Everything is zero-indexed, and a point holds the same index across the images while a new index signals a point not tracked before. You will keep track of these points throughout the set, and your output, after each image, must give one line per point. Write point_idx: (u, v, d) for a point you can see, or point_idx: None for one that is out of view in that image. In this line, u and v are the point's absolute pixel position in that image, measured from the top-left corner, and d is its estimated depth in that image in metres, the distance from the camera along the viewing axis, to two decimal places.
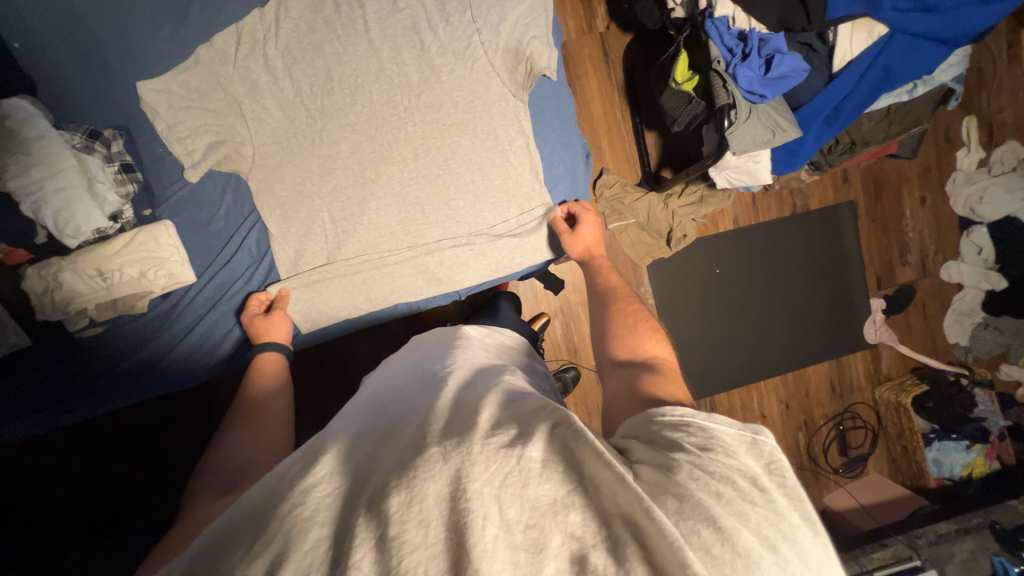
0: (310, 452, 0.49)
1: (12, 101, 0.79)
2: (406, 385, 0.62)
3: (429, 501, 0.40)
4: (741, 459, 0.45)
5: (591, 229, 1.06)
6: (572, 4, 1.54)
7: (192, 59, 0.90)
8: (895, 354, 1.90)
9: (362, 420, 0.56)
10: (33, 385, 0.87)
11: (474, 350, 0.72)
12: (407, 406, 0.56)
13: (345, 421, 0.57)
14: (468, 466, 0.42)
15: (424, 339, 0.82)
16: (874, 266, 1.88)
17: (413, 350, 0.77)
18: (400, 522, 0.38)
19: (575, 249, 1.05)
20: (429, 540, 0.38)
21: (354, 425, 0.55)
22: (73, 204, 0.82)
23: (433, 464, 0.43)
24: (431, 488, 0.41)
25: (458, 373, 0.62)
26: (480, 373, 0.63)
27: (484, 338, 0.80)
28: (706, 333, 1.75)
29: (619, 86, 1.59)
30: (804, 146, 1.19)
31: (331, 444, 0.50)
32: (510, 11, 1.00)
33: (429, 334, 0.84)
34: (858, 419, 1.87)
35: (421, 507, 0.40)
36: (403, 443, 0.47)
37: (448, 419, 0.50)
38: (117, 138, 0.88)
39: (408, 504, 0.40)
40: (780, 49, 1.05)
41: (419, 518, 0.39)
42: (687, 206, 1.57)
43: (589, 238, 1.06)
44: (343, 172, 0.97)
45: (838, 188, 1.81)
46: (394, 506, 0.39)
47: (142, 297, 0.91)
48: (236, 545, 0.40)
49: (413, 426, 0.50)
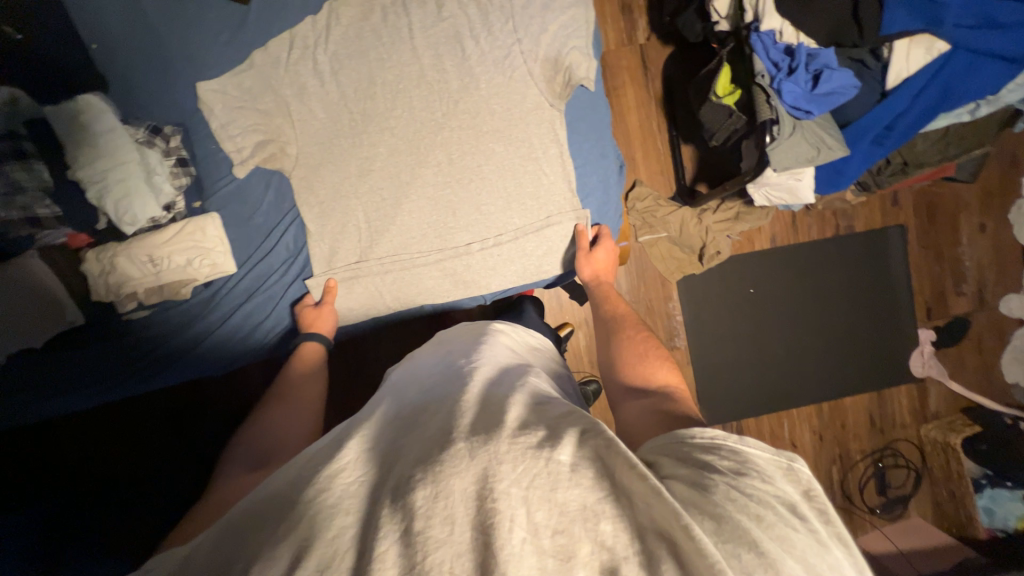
0: (337, 438, 0.51)
1: (85, 97, 0.84)
2: (431, 377, 0.63)
3: (455, 498, 0.40)
4: (777, 485, 0.43)
5: (605, 254, 1.08)
6: (612, 16, 1.54)
7: (247, 62, 0.95)
8: (945, 391, 1.77)
9: (387, 409, 0.57)
10: (82, 361, 0.93)
11: (499, 346, 0.72)
12: (433, 396, 0.56)
13: (371, 409, 0.58)
14: (495, 466, 0.42)
15: (449, 333, 0.83)
16: (925, 294, 1.77)
17: (439, 343, 0.79)
18: (425, 516, 0.39)
19: (585, 271, 1.07)
20: (454, 538, 0.38)
21: (379, 413, 0.56)
22: (131, 195, 0.87)
23: (459, 460, 0.43)
24: (456, 484, 0.41)
25: (484, 369, 0.62)
26: (506, 370, 0.63)
27: (510, 334, 0.80)
28: (736, 354, 1.69)
29: (657, 98, 1.58)
30: (850, 165, 1.14)
31: (357, 430, 0.51)
32: (551, 23, 1.01)
33: (453, 329, 0.85)
34: (899, 457, 1.75)
35: (447, 504, 0.40)
36: (428, 434, 0.48)
37: (475, 415, 0.50)
38: (176, 134, 0.94)
39: (433, 499, 0.40)
40: (830, 65, 1.01)
41: (444, 514, 0.39)
42: (723, 222, 1.53)
43: (603, 262, 1.08)
44: (380, 174, 1.00)
45: (887, 211, 1.72)
46: (419, 501, 0.40)
47: (186, 284, 0.95)
48: (263, 527, 0.42)
49: (438, 417, 0.51)
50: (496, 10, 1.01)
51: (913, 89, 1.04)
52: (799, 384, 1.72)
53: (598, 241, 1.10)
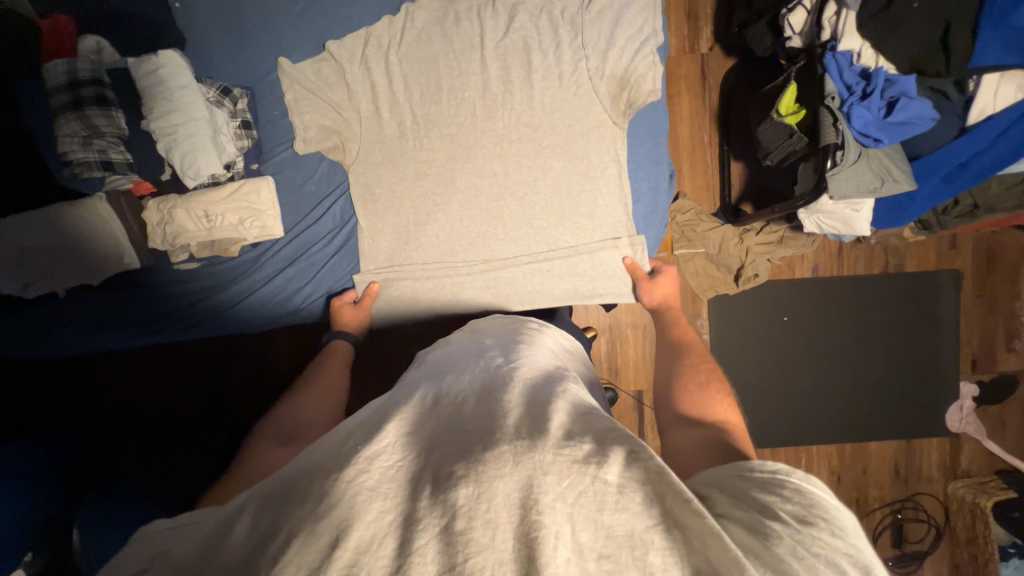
0: (375, 419, 0.53)
1: (166, 53, 0.88)
2: (469, 367, 0.65)
3: (498, 502, 0.42)
4: (843, 544, 0.42)
5: (668, 282, 1.06)
6: (677, 20, 1.50)
7: (324, 52, 0.99)
8: (979, 449, 1.68)
9: (424, 393, 0.59)
10: (130, 304, 0.98)
11: (532, 345, 0.73)
12: (472, 389, 0.58)
13: (407, 391, 0.60)
14: (540, 476, 0.44)
15: (484, 326, 0.85)
16: (972, 346, 1.68)
17: (474, 335, 0.80)
18: (468, 517, 0.41)
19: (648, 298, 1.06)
20: (495, 545, 0.40)
21: (416, 396, 0.58)
22: (196, 150, 0.89)
23: (504, 463, 0.44)
24: (500, 488, 0.43)
25: (524, 369, 0.63)
26: (542, 372, 0.64)
27: (542, 335, 0.81)
28: (761, 382, 1.64)
29: (712, 110, 1.54)
30: (914, 201, 1.09)
31: (396, 413, 0.53)
32: (619, 35, 1.00)
33: (488, 322, 0.88)
34: (920, 511, 1.67)
35: (489, 507, 0.42)
36: (468, 429, 0.50)
37: (517, 418, 0.51)
38: (243, 97, 0.97)
39: (476, 500, 0.42)
40: (908, 93, 0.96)
41: (486, 518, 0.41)
42: (765, 244, 1.48)
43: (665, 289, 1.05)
44: (435, 178, 1.02)
45: (943, 256, 1.64)
46: (462, 499, 0.42)
47: (234, 243, 0.99)
48: (299, 503, 0.43)
49: (480, 413, 0.52)
50: (566, 25, 1.01)
51: (993, 129, 0.97)
52: (824, 423, 1.66)
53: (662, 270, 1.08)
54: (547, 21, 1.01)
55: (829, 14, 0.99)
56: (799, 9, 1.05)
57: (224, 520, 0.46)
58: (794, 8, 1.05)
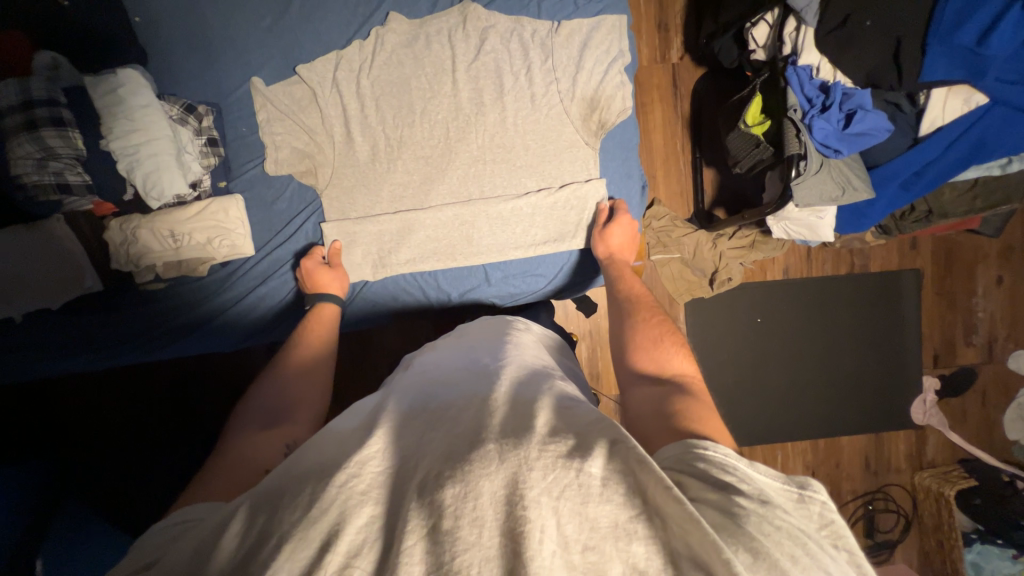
0: (365, 426, 0.54)
1: (126, 72, 0.85)
2: (455, 371, 0.66)
3: (484, 500, 0.42)
4: (799, 518, 0.44)
5: (621, 231, 1.00)
6: (648, 32, 1.53)
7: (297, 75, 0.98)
8: (943, 439, 1.76)
9: (411, 399, 0.60)
10: (96, 327, 0.95)
11: (521, 345, 0.74)
12: (459, 393, 0.58)
13: (397, 398, 0.61)
14: (525, 471, 0.44)
15: (471, 328, 0.85)
16: (934, 341, 1.75)
17: (461, 338, 0.81)
18: (455, 516, 0.41)
19: (598, 250, 1.01)
20: (483, 542, 0.40)
21: (405, 403, 0.58)
22: (161, 169, 0.87)
23: (490, 462, 0.45)
24: (486, 487, 0.43)
25: (511, 369, 0.64)
26: (530, 371, 0.65)
27: (528, 334, 0.82)
28: (738, 382, 1.68)
29: (684, 119, 1.57)
30: (873, 208, 1.14)
31: (384, 419, 0.54)
32: (587, 58, 1.02)
33: (472, 324, 0.89)
34: (890, 501, 1.73)
35: (476, 505, 0.42)
36: (456, 431, 0.51)
37: (504, 417, 0.52)
38: (209, 114, 0.95)
39: (463, 499, 0.42)
40: (864, 105, 1.01)
41: (473, 516, 0.41)
42: (737, 249, 1.52)
43: (619, 240, 1.00)
44: (410, 201, 1.02)
45: (904, 255, 1.71)
46: (449, 500, 0.42)
47: (203, 262, 0.96)
48: (293, 503, 0.44)
49: (466, 415, 0.53)
50: (536, 47, 1.02)
51: (944, 140, 1.03)
52: (800, 419, 1.71)
53: (615, 217, 1.02)
54: (518, 44, 1.02)
55: (790, 30, 1.03)
56: (761, 23, 1.08)
57: (218, 522, 0.46)
58: (756, 23, 1.08)
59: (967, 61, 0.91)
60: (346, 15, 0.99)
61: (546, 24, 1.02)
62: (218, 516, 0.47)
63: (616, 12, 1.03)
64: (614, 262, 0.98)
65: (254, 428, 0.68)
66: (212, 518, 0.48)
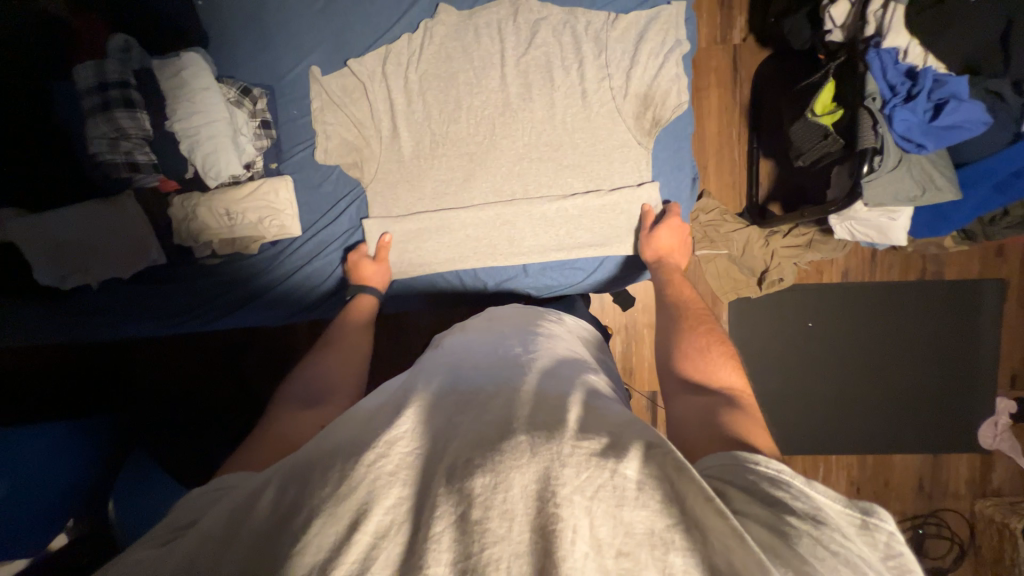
0: (394, 404, 0.54)
1: (188, 54, 0.89)
2: (483, 356, 0.65)
3: (514, 493, 0.42)
4: (857, 546, 0.40)
5: (670, 234, 0.97)
6: (709, 10, 1.43)
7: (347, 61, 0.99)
8: (1013, 468, 1.60)
9: (440, 380, 0.59)
10: (157, 296, 1.02)
11: (553, 336, 0.73)
12: (488, 379, 0.58)
13: (427, 378, 0.60)
14: (558, 467, 0.43)
15: (502, 313, 0.84)
16: (1013, 360, 1.59)
17: (491, 322, 0.80)
18: (485, 507, 0.41)
19: (645, 254, 0.98)
20: (512, 537, 0.40)
21: (434, 384, 0.58)
22: (218, 151, 0.91)
23: (521, 454, 0.45)
24: (517, 479, 0.43)
25: (541, 361, 0.63)
26: (561, 364, 0.64)
27: (561, 326, 0.80)
28: (780, 388, 1.60)
29: (743, 106, 1.47)
30: (958, 210, 1.02)
31: (414, 399, 0.54)
32: (641, 42, 0.96)
33: (503, 309, 0.88)
34: (943, 527, 1.61)
35: (506, 498, 0.42)
36: (486, 417, 0.51)
37: (535, 408, 0.51)
38: (263, 96, 0.98)
39: (493, 490, 0.42)
40: (959, 95, 0.88)
41: (502, 509, 0.41)
42: (792, 247, 1.42)
43: (667, 243, 0.97)
44: (450, 189, 1.01)
45: (987, 263, 1.54)
46: (479, 489, 0.42)
47: (254, 240, 1.00)
48: (325, 480, 0.45)
49: (496, 402, 0.53)
50: (589, 32, 0.97)
51: None
52: (846, 430, 1.60)
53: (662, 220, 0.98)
54: (570, 37, 0.97)
55: (875, 7, 0.93)
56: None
57: (251, 492, 0.48)
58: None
59: None
60: (395, 0, 0.98)
61: (602, 15, 0.97)
62: (254, 484, 0.49)
63: None
64: (664, 266, 0.94)
65: (294, 406, 0.70)
66: (251, 483, 0.50)
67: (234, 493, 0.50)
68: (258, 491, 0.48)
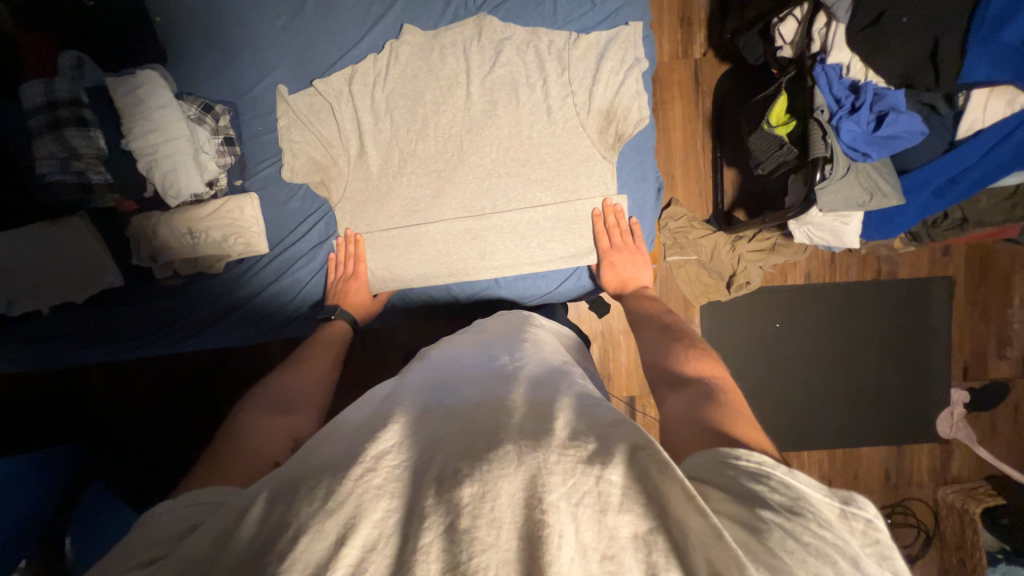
0: (380, 418, 0.54)
1: (144, 73, 0.87)
2: (471, 367, 0.65)
3: (502, 501, 0.42)
4: (834, 534, 0.41)
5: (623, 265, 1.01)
6: (670, 27, 1.49)
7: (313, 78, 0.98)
8: (969, 455, 1.68)
9: (427, 394, 0.60)
10: (115, 320, 0.98)
11: (537, 344, 0.74)
12: (475, 390, 0.58)
13: (414, 392, 0.60)
14: (545, 474, 0.44)
15: (492, 325, 0.85)
16: (964, 352, 1.68)
17: (479, 333, 0.81)
18: (472, 516, 0.41)
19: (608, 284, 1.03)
20: (499, 544, 0.40)
21: (421, 398, 0.58)
22: (178, 168, 0.88)
23: (509, 462, 0.45)
24: (505, 487, 0.43)
25: (527, 368, 0.64)
26: (547, 371, 0.64)
27: (545, 331, 0.83)
28: (753, 388, 1.65)
29: (705, 117, 1.53)
30: (904, 215, 1.09)
31: (399, 413, 0.54)
32: (603, 58, 0.99)
33: (489, 320, 0.88)
34: (910, 516, 1.67)
35: (493, 506, 0.42)
36: (473, 428, 0.51)
37: (522, 417, 0.52)
38: (225, 113, 0.97)
39: (480, 499, 0.42)
40: (897, 107, 0.95)
41: (490, 517, 0.41)
42: (757, 252, 1.47)
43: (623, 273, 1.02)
44: (420, 203, 1.01)
45: (935, 262, 1.63)
46: (466, 498, 0.42)
47: (218, 259, 0.98)
48: (308, 499, 0.44)
49: (484, 412, 0.53)
50: (552, 49, 1.00)
51: (980, 148, 0.97)
52: (817, 426, 1.66)
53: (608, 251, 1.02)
54: (534, 55, 1.00)
55: (819, 26, 0.99)
56: (790, 18, 1.04)
57: (227, 516, 0.47)
58: (783, 18, 1.04)
59: (1015, 62, 0.84)
60: (360, 17, 0.98)
61: (564, 34, 0.99)
62: (233, 508, 0.48)
63: (634, 10, 1.00)
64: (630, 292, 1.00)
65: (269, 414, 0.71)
66: (225, 510, 0.48)
67: (209, 522, 0.48)
68: (244, 507, 0.46)
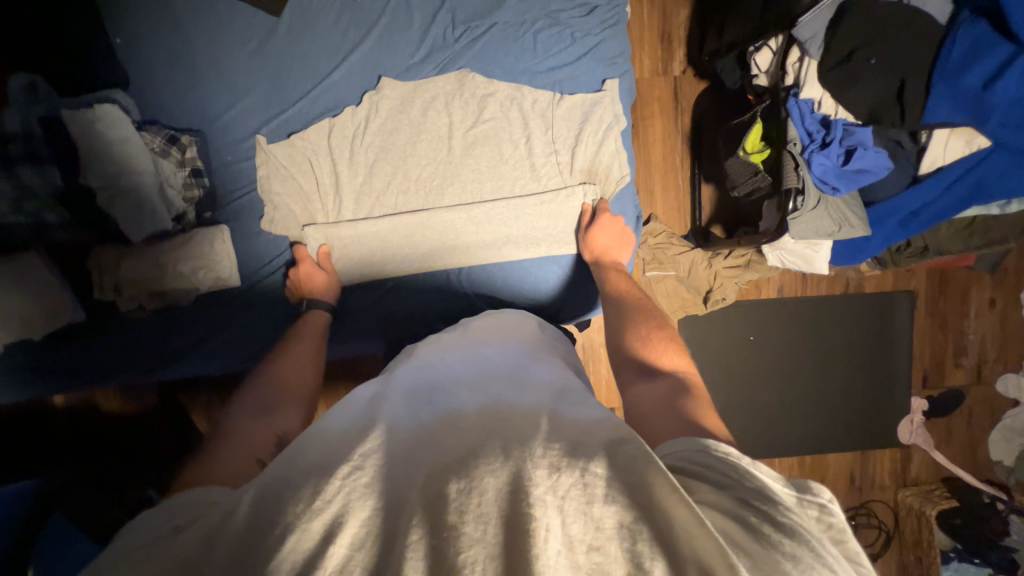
0: (364, 421, 0.54)
1: (101, 107, 0.82)
2: (460, 372, 0.65)
3: (488, 496, 0.42)
4: (803, 520, 0.41)
5: (606, 234, 0.96)
6: (650, 44, 1.50)
7: (288, 104, 0.96)
8: (928, 458, 1.77)
9: (412, 396, 0.60)
10: (77, 356, 0.93)
11: (523, 348, 0.74)
12: (461, 395, 0.58)
13: (399, 393, 0.60)
14: (529, 470, 0.43)
15: (480, 321, 0.84)
16: (924, 362, 1.76)
17: (466, 332, 0.80)
18: (459, 511, 0.41)
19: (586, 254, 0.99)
20: (487, 538, 0.39)
21: (408, 400, 0.59)
22: (142, 205, 0.85)
23: (494, 460, 0.45)
24: (491, 484, 0.43)
25: (515, 374, 0.64)
26: (534, 375, 0.64)
27: (533, 331, 0.84)
28: (730, 398, 1.69)
29: (685, 134, 1.55)
30: (870, 243, 1.12)
31: (385, 416, 0.54)
32: (583, 92, 1.00)
33: (477, 319, 0.87)
34: (873, 517, 1.76)
35: (480, 501, 0.41)
36: (461, 428, 0.51)
37: (508, 419, 0.52)
38: (192, 144, 0.92)
39: (467, 495, 0.42)
40: (865, 143, 0.97)
41: (477, 512, 0.40)
42: (733, 268, 1.50)
43: (605, 242, 0.97)
44: (394, 230, 0.97)
45: (899, 276, 1.71)
46: (453, 496, 0.42)
47: (187, 293, 0.94)
48: (297, 496, 0.43)
49: (471, 416, 0.53)
50: (529, 82, 1.00)
51: (942, 183, 1.01)
52: (788, 434, 1.72)
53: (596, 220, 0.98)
54: (519, 113, 0.99)
55: (792, 60, 1.01)
56: (765, 49, 1.07)
57: (224, 511, 0.46)
58: (760, 48, 1.07)
59: (975, 106, 0.86)
60: (335, 42, 0.95)
61: (548, 94, 0.99)
62: (224, 508, 0.46)
63: (613, 46, 1.00)
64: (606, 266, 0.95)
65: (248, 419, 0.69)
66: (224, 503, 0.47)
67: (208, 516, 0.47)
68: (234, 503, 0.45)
